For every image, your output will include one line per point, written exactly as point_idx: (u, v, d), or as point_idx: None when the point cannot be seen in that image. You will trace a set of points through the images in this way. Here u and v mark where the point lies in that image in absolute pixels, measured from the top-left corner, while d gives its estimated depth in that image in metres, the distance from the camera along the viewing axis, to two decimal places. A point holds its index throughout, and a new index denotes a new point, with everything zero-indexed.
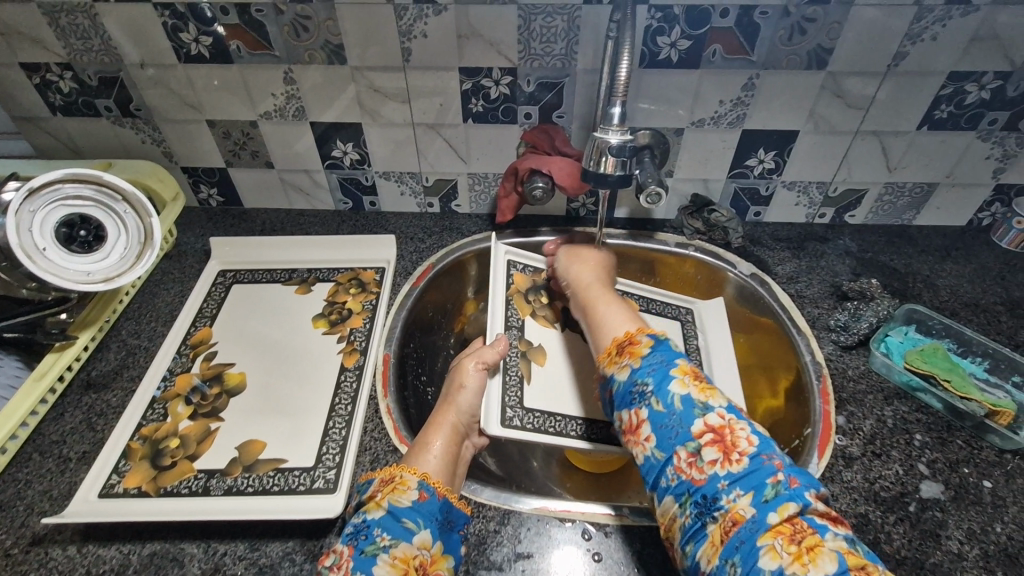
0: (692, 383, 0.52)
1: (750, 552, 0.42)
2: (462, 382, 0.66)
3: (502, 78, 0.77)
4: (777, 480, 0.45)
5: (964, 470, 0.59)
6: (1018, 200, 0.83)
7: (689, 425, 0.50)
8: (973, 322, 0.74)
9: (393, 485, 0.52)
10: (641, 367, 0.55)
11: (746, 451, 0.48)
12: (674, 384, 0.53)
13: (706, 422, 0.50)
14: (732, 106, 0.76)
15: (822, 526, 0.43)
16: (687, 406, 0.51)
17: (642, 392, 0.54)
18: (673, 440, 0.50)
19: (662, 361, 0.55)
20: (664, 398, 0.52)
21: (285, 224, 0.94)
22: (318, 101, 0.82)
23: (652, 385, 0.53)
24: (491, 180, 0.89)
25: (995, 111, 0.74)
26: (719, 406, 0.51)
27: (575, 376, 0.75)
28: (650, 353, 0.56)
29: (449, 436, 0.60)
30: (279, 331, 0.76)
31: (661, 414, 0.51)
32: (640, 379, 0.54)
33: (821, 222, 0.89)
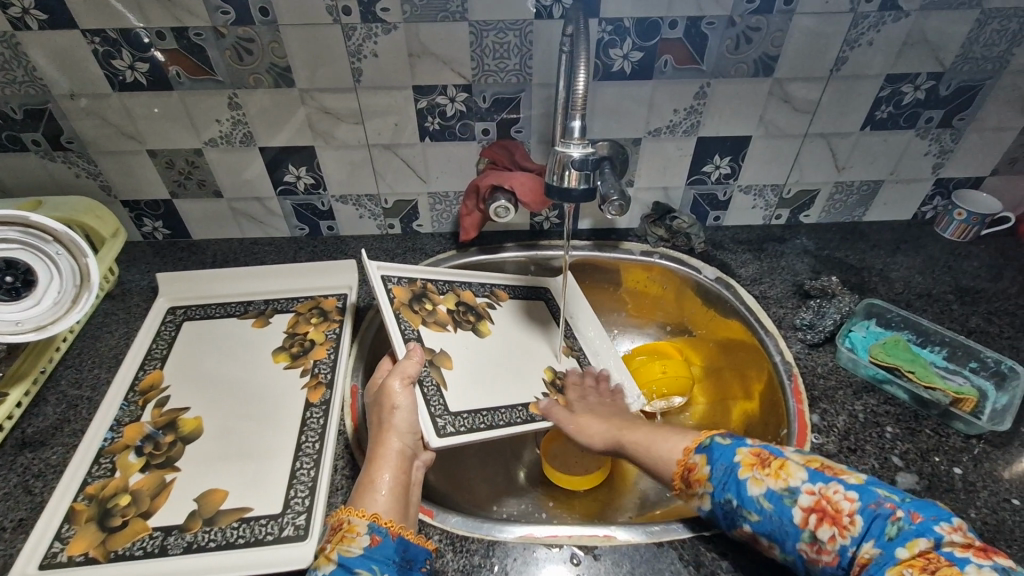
0: (764, 475, 0.48)
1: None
2: (393, 402, 0.60)
3: (458, 95, 0.76)
4: (898, 518, 0.42)
5: (935, 459, 0.60)
6: (957, 192, 0.87)
7: (790, 519, 0.46)
8: (928, 312, 0.77)
9: (342, 534, 0.50)
10: (716, 488, 0.51)
11: (853, 510, 0.44)
12: (751, 486, 0.49)
13: (801, 505, 0.46)
14: (686, 114, 0.77)
15: (961, 558, 0.38)
16: (775, 501, 0.47)
17: (730, 508, 0.49)
18: (788, 539, 0.46)
19: (724, 466, 0.51)
20: (753, 506, 0.48)
21: (238, 255, 0.90)
22: (266, 125, 0.79)
23: (735, 498, 0.49)
24: (452, 198, 0.88)
25: (930, 110, 0.78)
26: (803, 484, 0.47)
27: (479, 372, 0.71)
28: (708, 463, 0.52)
29: (396, 466, 0.57)
30: (237, 369, 0.72)
31: (761, 524, 0.48)
32: (721, 497, 0.50)
33: (778, 223, 0.92)
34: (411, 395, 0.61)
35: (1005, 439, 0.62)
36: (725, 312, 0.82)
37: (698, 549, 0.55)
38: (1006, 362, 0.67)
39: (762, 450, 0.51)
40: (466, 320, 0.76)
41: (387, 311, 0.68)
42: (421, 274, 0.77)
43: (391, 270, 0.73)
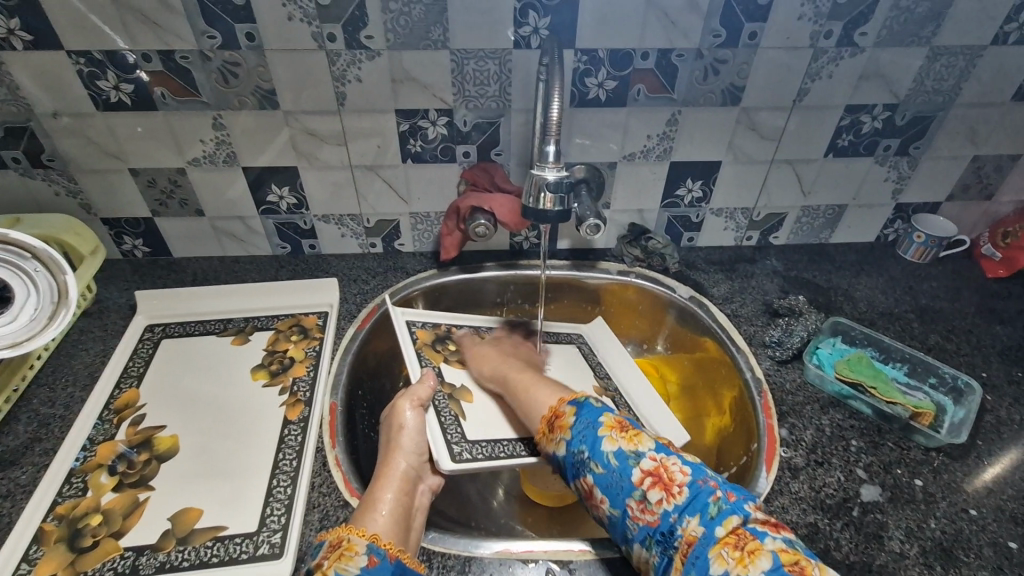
0: (619, 437, 0.55)
1: (701, 567, 0.45)
2: (400, 421, 0.65)
3: (439, 119, 0.78)
4: (717, 496, 0.48)
5: (897, 471, 0.63)
6: (916, 216, 0.91)
7: (629, 477, 0.52)
8: (890, 330, 0.80)
9: (339, 552, 0.50)
10: (574, 438, 0.57)
11: (684, 481, 0.50)
12: (605, 444, 0.55)
13: (642, 468, 0.52)
14: (659, 140, 0.80)
15: (762, 532, 0.45)
16: (622, 461, 0.53)
17: (582, 460, 0.56)
18: (621, 495, 0.52)
19: (587, 424, 0.57)
20: (602, 460, 0.54)
21: (219, 273, 0.90)
22: (250, 146, 0.80)
23: (588, 452, 0.55)
24: (434, 218, 0.89)
25: (887, 139, 0.82)
26: (649, 451, 0.53)
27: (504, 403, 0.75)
28: (577, 421, 0.58)
29: (399, 487, 0.58)
30: (215, 387, 0.72)
31: (602, 478, 0.54)
32: (576, 450, 0.57)
33: (749, 245, 0.95)
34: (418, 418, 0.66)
35: (962, 451, 0.65)
36: (698, 331, 0.84)
37: None
38: (961, 379, 0.71)
39: (624, 419, 0.57)
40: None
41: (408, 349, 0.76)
42: (447, 319, 0.84)
43: (415, 317, 0.82)
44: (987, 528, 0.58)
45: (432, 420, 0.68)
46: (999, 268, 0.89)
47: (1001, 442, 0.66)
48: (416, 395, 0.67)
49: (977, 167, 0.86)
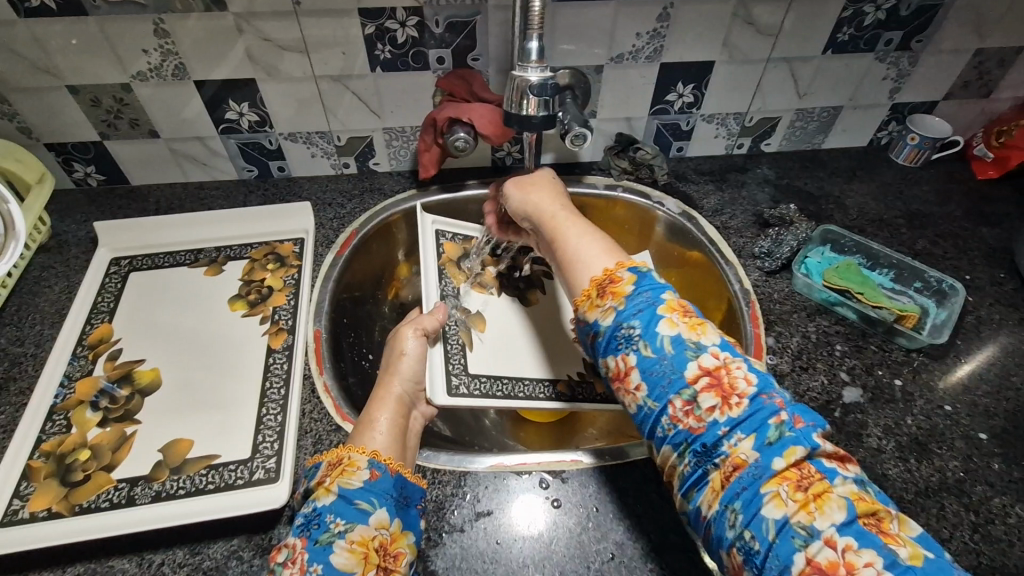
0: (680, 321, 0.48)
1: (650, 320, 0.48)
2: (404, 349, 0.63)
3: (408, 19, 0.70)
4: (780, 420, 0.43)
5: (879, 373, 0.64)
6: (912, 117, 0.88)
7: (683, 371, 0.46)
8: (879, 236, 0.79)
9: (341, 468, 0.49)
10: (626, 308, 0.49)
11: (745, 392, 0.44)
12: (662, 325, 0.48)
13: (699, 365, 0.46)
14: (649, 38, 0.74)
15: (830, 470, 0.41)
16: (678, 347, 0.46)
17: (629, 336, 0.48)
18: (666, 389, 0.46)
19: (647, 298, 0.49)
20: (653, 342, 0.47)
21: (183, 201, 0.84)
22: (200, 56, 0.72)
23: (639, 330, 0.48)
24: (410, 133, 0.84)
25: (890, 32, 0.77)
26: (711, 346, 0.47)
27: (517, 336, 0.77)
28: (635, 292, 0.50)
29: (395, 410, 0.57)
30: (193, 318, 0.69)
31: (650, 360, 0.47)
32: (624, 322, 0.49)
33: (740, 153, 0.91)
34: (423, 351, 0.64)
35: (942, 351, 0.66)
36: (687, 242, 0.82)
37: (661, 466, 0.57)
38: (946, 281, 0.71)
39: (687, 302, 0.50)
40: (513, 287, 0.82)
41: (430, 266, 0.78)
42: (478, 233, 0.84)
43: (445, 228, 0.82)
44: (960, 422, 0.60)
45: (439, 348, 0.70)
46: (989, 169, 0.88)
47: (979, 341, 0.67)
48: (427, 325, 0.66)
49: (979, 62, 0.81)
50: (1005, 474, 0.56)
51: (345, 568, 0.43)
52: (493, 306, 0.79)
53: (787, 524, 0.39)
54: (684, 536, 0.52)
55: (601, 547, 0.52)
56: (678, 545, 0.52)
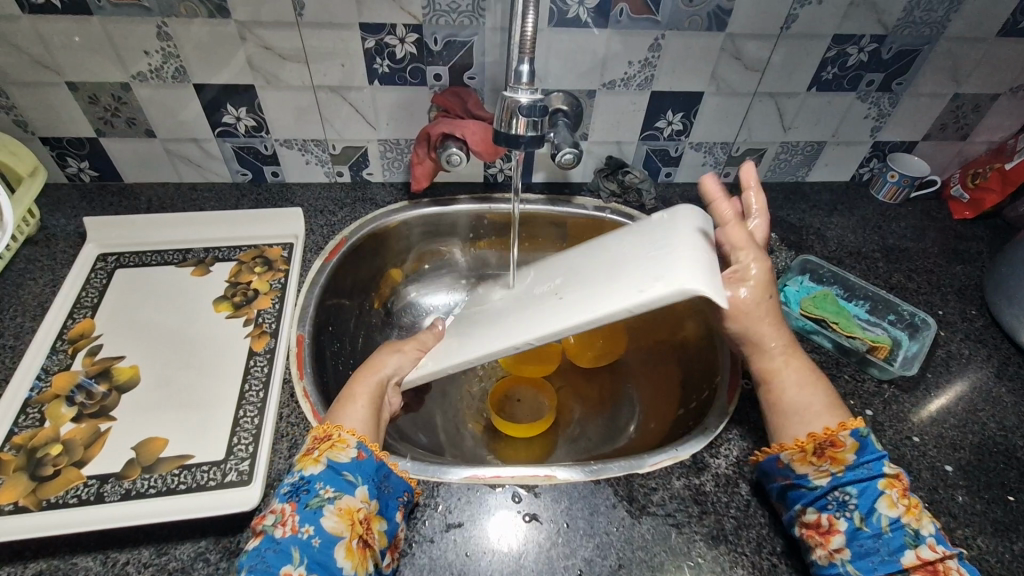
0: (901, 504, 0.47)
1: (869, 495, 0.48)
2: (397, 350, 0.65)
3: (407, 36, 0.72)
4: None
5: (850, 402, 0.65)
6: (892, 155, 0.91)
7: (896, 552, 0.46)
8: (857, 269, 0.81)
9: (331, 442, 0.51)
10: (845, 476, 0.49)
11: None
12: (880, 501, 0.48)
13: (918, 553, 0.45)
14: (640, 67, 0.77)
15: None
16: (896, 531, 0.46)
17: (842, 502, 0.49)
18: (874, 564, 0.46)
19: (870, 471, 0.49)
20: (870, 518, 0.47)
21: (175, 201, 0.85)
22: (201, 60, 0.73)
23: (856, 500, 0.48)
24: (404, 146, 0.85)
25: (872, 73, 0.80)
26: (932, 538, 0.46)
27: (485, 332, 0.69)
28: (857, 463, 0.49)
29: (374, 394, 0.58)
30: (177, 318, 0.69)
31: (861, 534, 0.47)
32: (840, 487, 0.49)
33: (726, 181, 0.94)
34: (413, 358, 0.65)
35: (912, 383, 0.68)
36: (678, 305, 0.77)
37: (633, 484, 0.57)
38: (918, 315, 0.73)
39: (905, 478, 0.49)
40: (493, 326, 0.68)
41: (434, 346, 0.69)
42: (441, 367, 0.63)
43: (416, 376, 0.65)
44: (927, 454, 0.61)
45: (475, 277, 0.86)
46: (966, 210, 0.90)
47: (948, 375, 0.69)
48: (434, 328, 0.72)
49: (956, 106, 0.84)
50: (968, 507, 0.57)
51: (335, 531, 0.45)
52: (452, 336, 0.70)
53: None
54: (652, 554, 0.52)
55: (569, 563, 0.52)
56: (647, 564, 0.52)
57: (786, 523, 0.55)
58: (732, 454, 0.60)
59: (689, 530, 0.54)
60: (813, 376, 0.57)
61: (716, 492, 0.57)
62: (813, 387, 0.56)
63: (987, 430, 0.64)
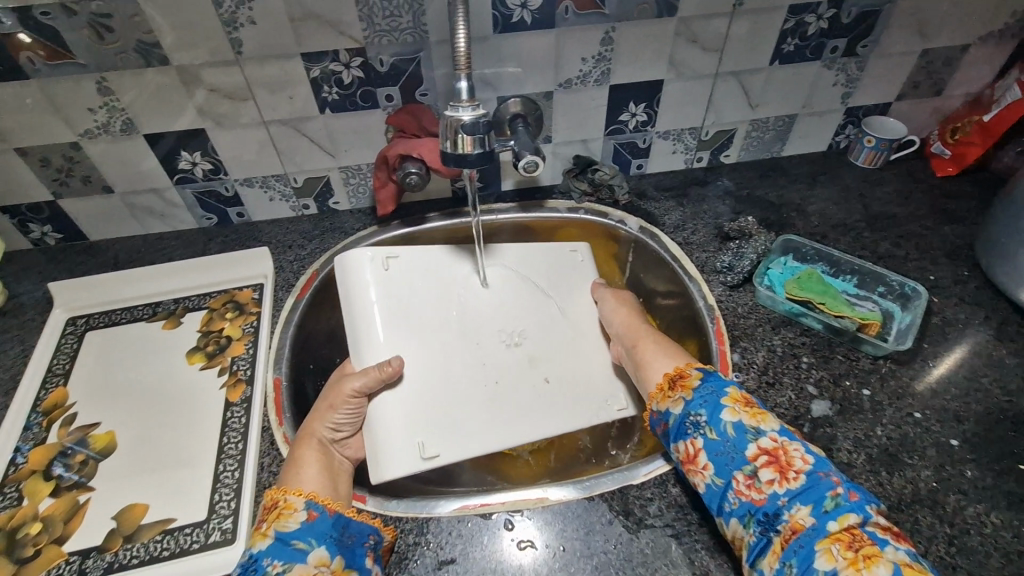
0: (741, 409, 0.51)
1: (714, 407, 0.51)
2: (332, 402, 0.60)
3: (352, 60, 0.71)
4: (837, 492, 0.45)
5: (846, 383, 0.63)
6: (867, 120, 0.88)
7: (743, 450, 0.48)
8: (842, 242, 0.79)
9: (276, 511, 0.49)
10: (693, 398, 0.53)
11: (804, 469, 0.46)
12: (724, 412, 0.51)
13: (759, 445, 0.48)
14: (595, 62, 0.75)
15: (882, 539, 0.41)
16: (739, 433, 0.49)
17: (695, 422, 0.52)
18: (730, 466, 0.48)
19: (713, 389, 0.53)
20: (717, 426, 0.50)
21: (142, 253, 0.84)
22: (149, 110, 0.72)
23: (705, 416, 0.51)
24: (366, 171, 0.83)
25: (835, 39, 0.77)
26: (772, 431, 0.49)
27: (445, 378, 0.68)
28: (701, 384, 0.53)
29: (319, 449, 0.57)
30: (150, 376, 0.68)
31: (713, 443, 0.50)
32: (690, 412, 0.52)
33: (700, 166, 0.91)
34: (359, 407, 0.62)
35: (908, 356, 0.65)
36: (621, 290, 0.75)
37: (627, 497, 0.55)
38: (908, 284, 0.72)
39: (748, 394, 0.53)
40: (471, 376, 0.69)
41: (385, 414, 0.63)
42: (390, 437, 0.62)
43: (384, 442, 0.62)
44: (931, 430, 0.59)
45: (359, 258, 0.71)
46: (948, 166, 0.88)
47: (945, 344, 0.67)
48: (387, 373, 0.63)
49: (927, 62, 0.82)
50: (978, 482, 0.55)
51: None
52: (414, 407, 0.65)
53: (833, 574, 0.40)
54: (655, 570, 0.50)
55: None
56: None
57: None
58: None
59: (690, 539, 0.52)
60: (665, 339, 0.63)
61: None
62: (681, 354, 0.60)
63: (992, 397, 0.61)
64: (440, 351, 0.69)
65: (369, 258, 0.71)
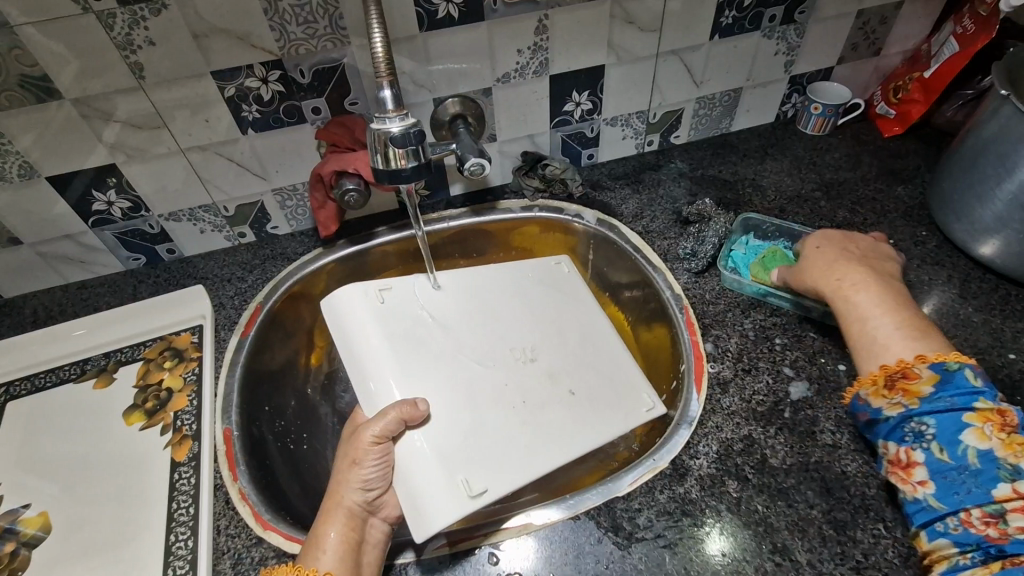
0: (993, 432, 0.45)
1: (955, 423, 0.46)
2: (354, 456, 0.54)
3: (269, 74, 0.65)
4: None
5: (821, 360, 0.62)
6: (811, 86, 0.87)
7: (982, 482, 0.44)
8: (801, 214, 0.78)
9: None
10: (923, 405, 0.48)
11: None
12: (969, 433, 0.45)
13: (1013, 487, 0.42)
14: (531, 53, 0.71)
15: None
16: (986, 464, 0.44)
17: (920, 432, 0.47)
18: (961, 495, 0.44)
19: (955, 402, 0.47)
20: (952, 449, 0.45)
21: (64, 306, 0.76)
22: (46, 150, 0.64)
23: (935, 429, 0.47)
24: (303, 191, 0.78)
25: (772, 8, 0.75)
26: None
27: (466, 411, 0.61)
28: (934, 392, 0.48)
29: (346, 522, 0.52)
30: (84, 444, 0.62)
31: (940, 464, 0.46)
32: (918, 418, 0.48)
33: (651, 150, 0.89)
34: (384, 454, 0.55)
35: None
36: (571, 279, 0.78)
37: (614, 510, 0.53)
38: None
39: (1011, 412, 0.45)
40: (489, 403, 0.62)
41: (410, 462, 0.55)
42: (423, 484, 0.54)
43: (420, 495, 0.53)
44: None
45: (347, 297, 0.66)
46: (894, 125, 0.87)
47: None
48: (412, 414, 0.56)
49: (863, 23, 0.81)
50: None
51: None
52: (446, 443, 0.57)
53: None
54: None
55: None
56: None
57: (782, 514, 0.51)
58: (713, 450, 0.56)
59: (683, 547, 0.50)
60: (873, 282, 0.57)
61: (703, 498, 0.53)
62: (876, 302, 0.55)
63: (964, 357, 0.61)
64: (456, 382, 0.63)
65: (361, 294, 0.66)
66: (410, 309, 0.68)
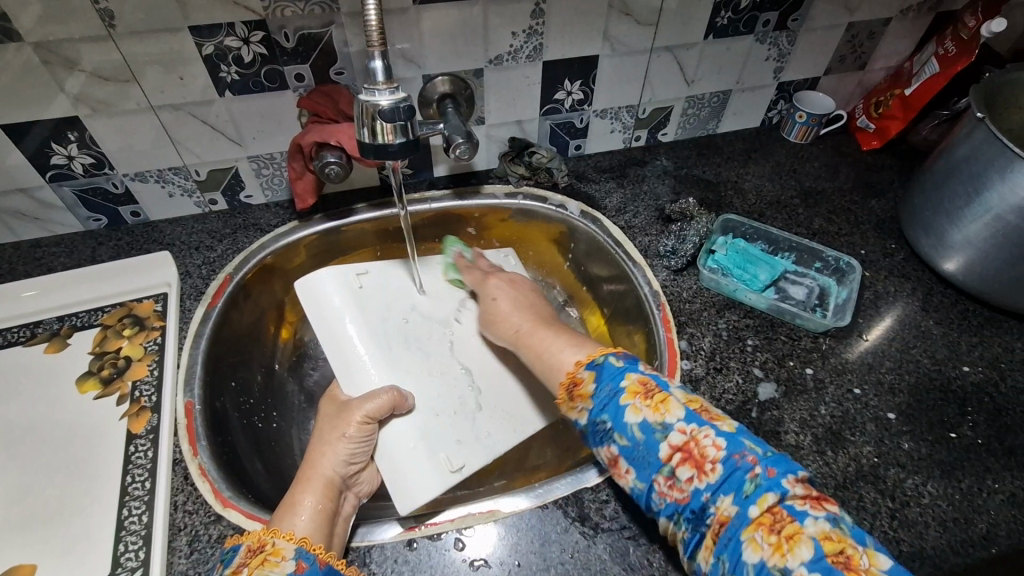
0: (643, 405, 0.47)
1: (615, 408, 0.48)
2: (342, 430, 0.56)
3: (252, 35, 0.62)
4: (756, 472, 0.42)
5: (790, 363, 0.63)
6: (798, 95, 0.89)
7: (656, 453, 0.45)
8: (778, 219, 0.79)
9: (262, 557, 0.44)
10: (594, 408, 0.49)
11: (717, 457, 0.43)
12: (628, 414, 0.47)
13: (670, 443, 0.45)
14: (526, 36, 0.69)
15: (801, 512, 0.39)
16: (648, 433, 0.46)
17: (604, 430, 0.48)
18: (647, 471, 0.46)
19: (609, 391, 0.49)
20: (624, 431, 0.47)
21: (15, 264, 0.72)
22: (1, 96, 0.60)
23: (609, 422, 0.48)
24: (280, 160, 0.75)
25: (766, 13, 0.76)
26: (678, 422, 0.45)
27: (446, 390, 0.66)
28: (597, 388, 0.49)
29: (323, 491, 0.51)
30: (33, 411, 0.59)
31: (627, 449, 0.47)
32: (597, 419, 0.49)
33: (638, 145, 0.89)
34: (370, 433, 0.58)
35: (845, 333, 0.67)
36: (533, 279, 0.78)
37: (582, 502, 0.53)
38: (843, 259, 0.74)
39: (651, 380, 0.48)
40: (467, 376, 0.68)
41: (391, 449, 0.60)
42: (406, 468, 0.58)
43: (407, 478, 0.57)
44: (869, 405, 0.60)
45: (328, 287, 0.70)
46: (873, 139, 0.89)
47: (877, 316, 0.69)
48: (399, 402, 0.61)
49: (851, 36, 0.82)
50: (914, 453, 0.57)
51: None
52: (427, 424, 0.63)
53: (763, 567, 0.37)
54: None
55: None
56: None
57: None
58: None
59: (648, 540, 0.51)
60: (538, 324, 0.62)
61: None
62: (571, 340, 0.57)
63: (921, 366, 0.64)
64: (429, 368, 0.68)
65: (340, 278, 0.71)
66: (381, 297, 0.71)
